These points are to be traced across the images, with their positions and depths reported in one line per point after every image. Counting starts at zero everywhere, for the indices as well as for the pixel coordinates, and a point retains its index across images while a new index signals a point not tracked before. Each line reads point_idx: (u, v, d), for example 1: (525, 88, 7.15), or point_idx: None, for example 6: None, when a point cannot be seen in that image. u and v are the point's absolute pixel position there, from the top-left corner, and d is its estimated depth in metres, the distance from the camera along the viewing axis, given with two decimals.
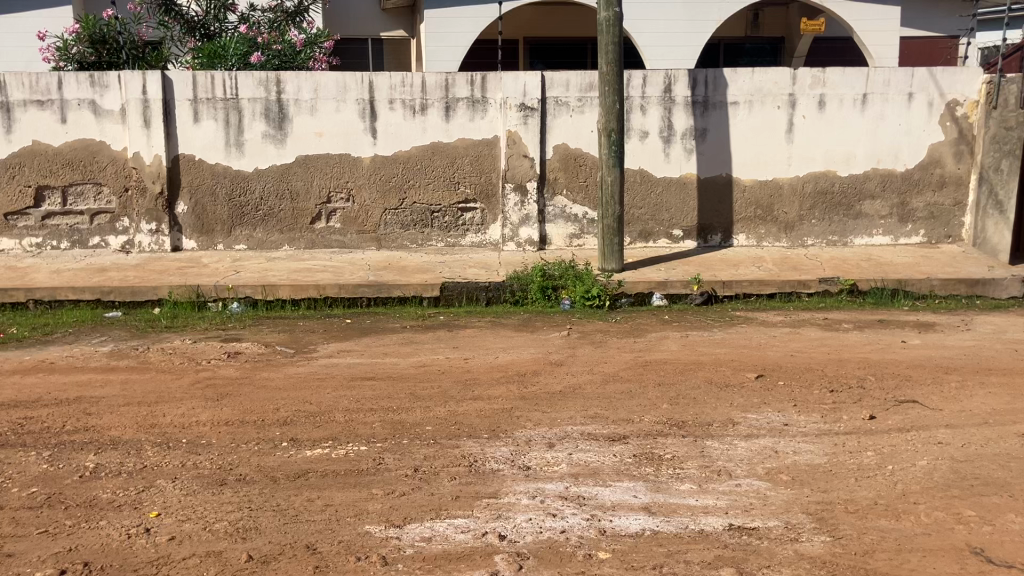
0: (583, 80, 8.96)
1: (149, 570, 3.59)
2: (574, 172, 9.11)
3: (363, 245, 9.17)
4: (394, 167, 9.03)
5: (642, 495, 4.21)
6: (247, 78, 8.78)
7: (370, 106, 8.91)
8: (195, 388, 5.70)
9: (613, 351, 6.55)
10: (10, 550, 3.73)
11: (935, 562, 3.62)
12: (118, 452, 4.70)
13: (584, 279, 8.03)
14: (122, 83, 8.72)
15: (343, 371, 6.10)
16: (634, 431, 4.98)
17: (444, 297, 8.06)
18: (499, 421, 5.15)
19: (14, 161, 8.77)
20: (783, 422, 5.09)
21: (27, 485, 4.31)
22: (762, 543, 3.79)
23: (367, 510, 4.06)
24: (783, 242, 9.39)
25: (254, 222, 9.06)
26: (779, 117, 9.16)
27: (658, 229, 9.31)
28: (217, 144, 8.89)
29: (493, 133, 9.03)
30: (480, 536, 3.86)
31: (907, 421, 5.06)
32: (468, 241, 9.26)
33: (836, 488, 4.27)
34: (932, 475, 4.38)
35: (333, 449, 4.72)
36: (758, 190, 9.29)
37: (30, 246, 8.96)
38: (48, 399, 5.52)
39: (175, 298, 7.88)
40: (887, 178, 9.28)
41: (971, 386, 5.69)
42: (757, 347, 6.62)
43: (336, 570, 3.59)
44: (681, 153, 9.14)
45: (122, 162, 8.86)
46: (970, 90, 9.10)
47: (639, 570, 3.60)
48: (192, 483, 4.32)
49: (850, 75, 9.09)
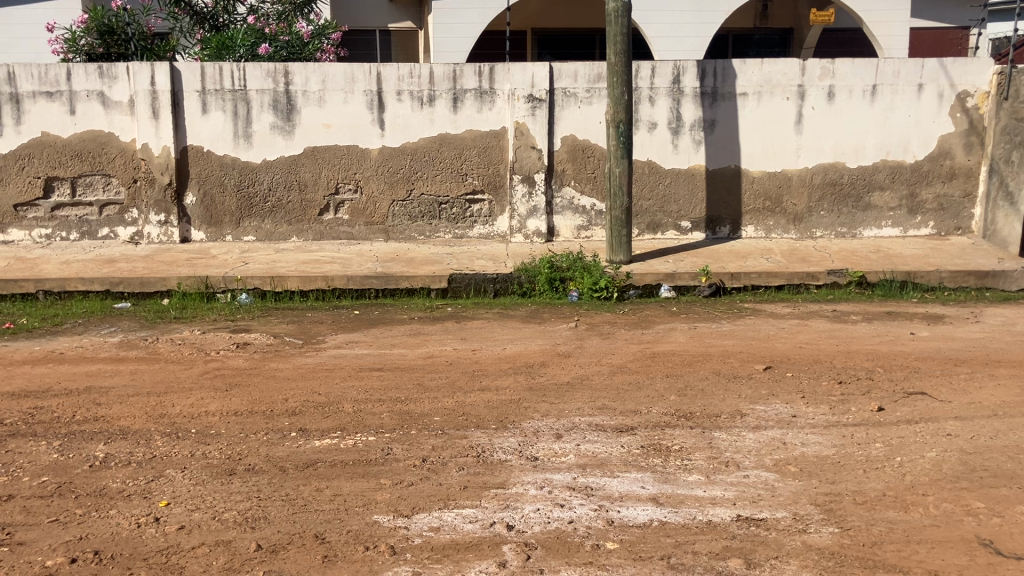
0: (591, 72, 8.94)
1: (159, 558, 3.61)
2: (581, 164, 9.10)
3: (371, 237, 9.18)
4: (402, 159, 9.03)
5: (650, 486, 4.22)
6: (255, 70, 8.78)
7: (378, 98, 8.91)
8: (204, 378, 5.72)
9: (621, 343, 6.55)
10: (22, 539, 3.75)
11: (943, 554, 3.62)
12: (127, 442, 4.72)
13: (592, 271, 8.01)
14: (131, 74, 8.75)
15: (351, 361, 6.11)
16: (641, 422, 4.98)
17: (452, 289, 8.07)
18: (507, 411, 5.16)
19: (24, 152, 8.80)
20: (791, 414, 5.08)
21: (38, 474, 4.34)
22: (770, 534, 3.79)
23: (375, 500, 4.08)
24: (792, 233, 9.36)
25: (262, 213, 9.07)
26: (788, 109, 9.13)
27: (667, 220, 9.29)
28: (225, 135, 8.91)
29: (501, 124, 9.02)
30: (488, 526, 3.87)
31: (916, 413, 5.05)
32: (476, 233, 9.26)
33: (844, 480, 4.26)
34: (940, 466, 4.37)
35: (341, 439, 4.74)
36: (766, 181, 9.26)
37: (39, 237, 8.99)
38: (58, 389, 5.55)
39: (183, 289, 7.91)
40: (897, 170, 9.24)
41: (981, 377, 5.67)
42: (766, 339, 6.61)
43: (345, 559, 3.60)
44: (690, 145, 9.12)
45: (130, 153, 8.87)
46: (981, 81, 9.05)
47: (647, 561, 3.61)
48: (201, 474, 4.33)
49: (860, 66, 9.04)
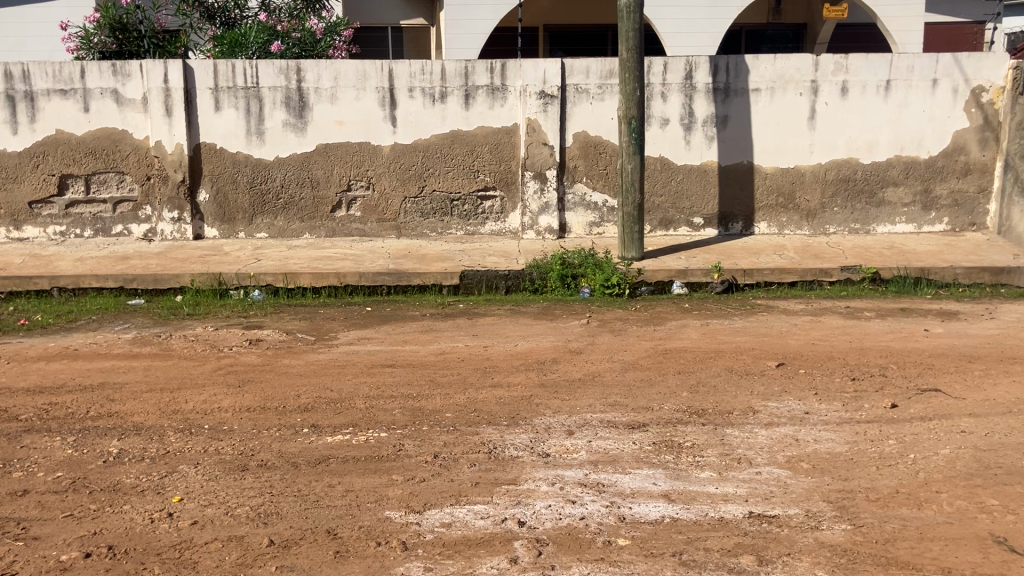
0: (603, 67, 8.94)
1: (173, 553, 3.63)
2: (594, 160, 9.09)
3: (383, 233, 9.20)
4: (413, 155, 9.04)
5: (662, 483, 4.21)
6: (268, 67, 8.81)
7: (390, 94, 8.93)
8: (217, 374, 5.76)
9: (633, 339, 6.53)
10: (37, 534, 3.78)
11: (957, 551, 3.60)
12: (140, 438, 4.75)
13: (604, 267, 8.01)
14: (145, 72, 8.78)
15: (364, 358, 6.13)
16: (654, 419, 4.97)
17: (464, 286, 8.08)
18: (519, 408, 5.16)
19: (38, 149, 8.85)
20: (804, 410, 5.06)
21: (52, 469, 4.37)
22: (782, 531, 3.78)
23: (387, 496, 4.09)
24: (805, 229, 9.31)
25: (275, 210, 9.10)
26: (801, 105, 9.08)
27: (679, 216, 9.26)
28: (238, 132, 8.93)
29: (513, 120, 9.01)
30: (500, 522, 3.87)
31: (930, 410, 5.03)
32: (488, 229, 9.25)
33: (857, 477, 4.24)
34: (954, 463, 4.35)
35: (353, 435, 4.75)
36: (780, 177, 9.21)
37: (54, 234, 9.04)
38: (72, 385, 5.58)
39: (197, 286, 7.95)
40: (910, 165, 9.19)
41: (995, 374, 5.63)
42: (778, 335, 6.59)
43: (357, 555, 3.61)
44: (701, 141, 9.09)
45: (144, 151, 8.91)
46: (997, 75, 9.00)
47: (658, 557, 3.60)
48: (214, 469, 4.36)
49: (873, 61, 8.98)
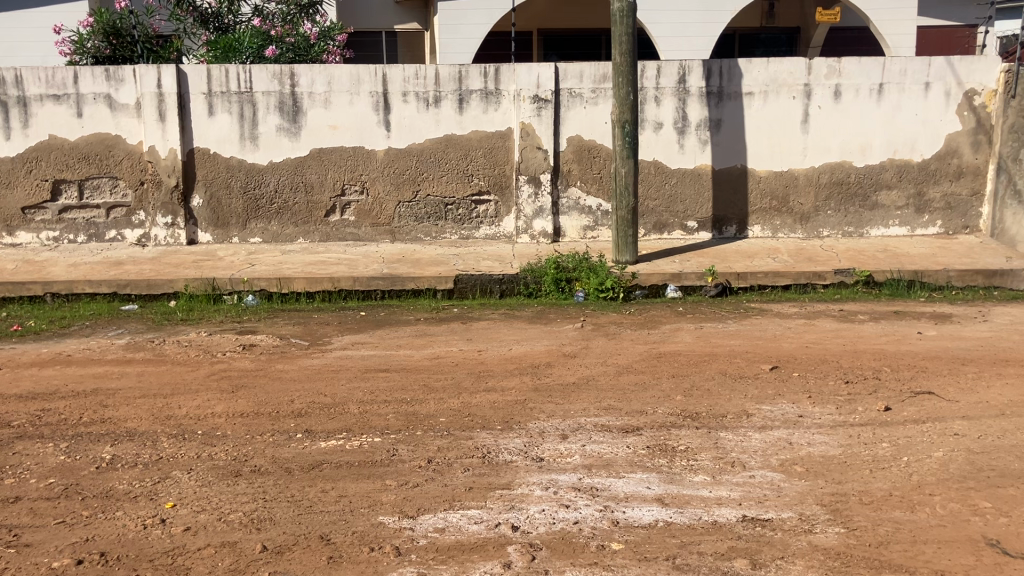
0: (596, 72, 8.94)
1: (165, 560, 3.62)
2: (587, 164, 9.10)
3: (377, 238, 9.19)
4: (407, 160, 9.04)
5: (655, 487, 4.21)
6: (261, 72, 8.81)
7: (384, 99, 8.92)
8: (210, 379, 5.74)
9: (627, 343, 6.54)
10: (28, 541, 3.76)
11: (949, 554, 3.60)
12: (134, 443, 4.73)
13: (598, 271, 8.00)
14: (137, 76, 8.76)
15: (357, 362, 6.12)
16: (647, 423, 4.97)
17: (458, 289, 8.09)
18: (512, 412, 5.16)
19: (31, 155, 8.83)
20: (797, 414, 5.07)
21: (45, 476, 4.35)
22: (775, 534, 3.78)
23: (380, 501, 4.08)
24: (799, 232, 9.33)
25: (268, 215, 9.09)
26: (795, 109, 9.10)
27: (673, 220, 9.28)
28: (232, 136, 8.92)
29: (507, 125, 9.03)
30: (493, 527, 3.86)
31: (923, 413, 5.03)
32: (482, 233, 9.26)
33: (851, 480, 4.24)
34: (947, 466, 4.35)
35: (347, 440, 4.74)
36: (773, 180, 9.23)
37: (47, 240, 9.01)
38: (65, 391, 5.57)
39: (191, 291, 7.95)
40: (903, 168, 9.21)
41: (988, 376, 5.64)
42: (771, 338, 6.59)
43: (350, 561, 3.60)
44: (695, 144, 9.10)
45: (137, 156, 8.90)
46: (989, 79, 9.02)
47: (652, 562, 3.60)
48: (207, 475, 4.34)
49: (867, 65, 9.01)
